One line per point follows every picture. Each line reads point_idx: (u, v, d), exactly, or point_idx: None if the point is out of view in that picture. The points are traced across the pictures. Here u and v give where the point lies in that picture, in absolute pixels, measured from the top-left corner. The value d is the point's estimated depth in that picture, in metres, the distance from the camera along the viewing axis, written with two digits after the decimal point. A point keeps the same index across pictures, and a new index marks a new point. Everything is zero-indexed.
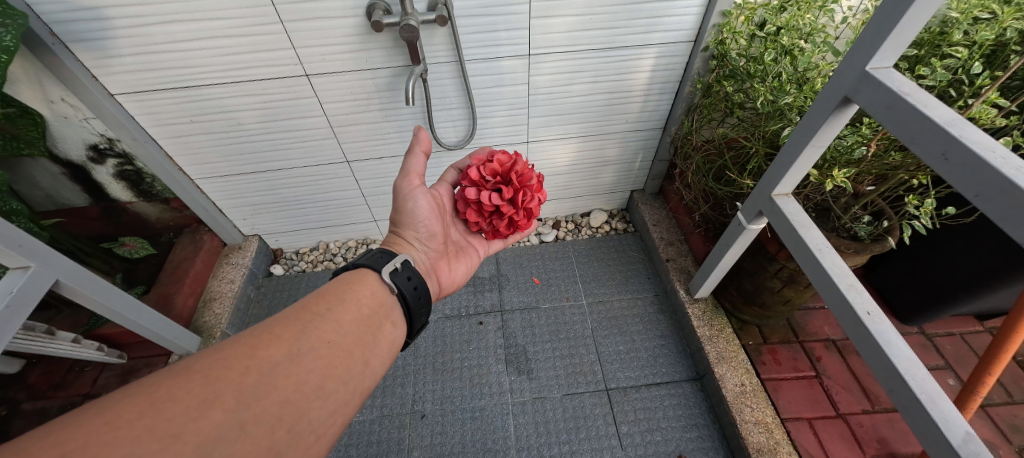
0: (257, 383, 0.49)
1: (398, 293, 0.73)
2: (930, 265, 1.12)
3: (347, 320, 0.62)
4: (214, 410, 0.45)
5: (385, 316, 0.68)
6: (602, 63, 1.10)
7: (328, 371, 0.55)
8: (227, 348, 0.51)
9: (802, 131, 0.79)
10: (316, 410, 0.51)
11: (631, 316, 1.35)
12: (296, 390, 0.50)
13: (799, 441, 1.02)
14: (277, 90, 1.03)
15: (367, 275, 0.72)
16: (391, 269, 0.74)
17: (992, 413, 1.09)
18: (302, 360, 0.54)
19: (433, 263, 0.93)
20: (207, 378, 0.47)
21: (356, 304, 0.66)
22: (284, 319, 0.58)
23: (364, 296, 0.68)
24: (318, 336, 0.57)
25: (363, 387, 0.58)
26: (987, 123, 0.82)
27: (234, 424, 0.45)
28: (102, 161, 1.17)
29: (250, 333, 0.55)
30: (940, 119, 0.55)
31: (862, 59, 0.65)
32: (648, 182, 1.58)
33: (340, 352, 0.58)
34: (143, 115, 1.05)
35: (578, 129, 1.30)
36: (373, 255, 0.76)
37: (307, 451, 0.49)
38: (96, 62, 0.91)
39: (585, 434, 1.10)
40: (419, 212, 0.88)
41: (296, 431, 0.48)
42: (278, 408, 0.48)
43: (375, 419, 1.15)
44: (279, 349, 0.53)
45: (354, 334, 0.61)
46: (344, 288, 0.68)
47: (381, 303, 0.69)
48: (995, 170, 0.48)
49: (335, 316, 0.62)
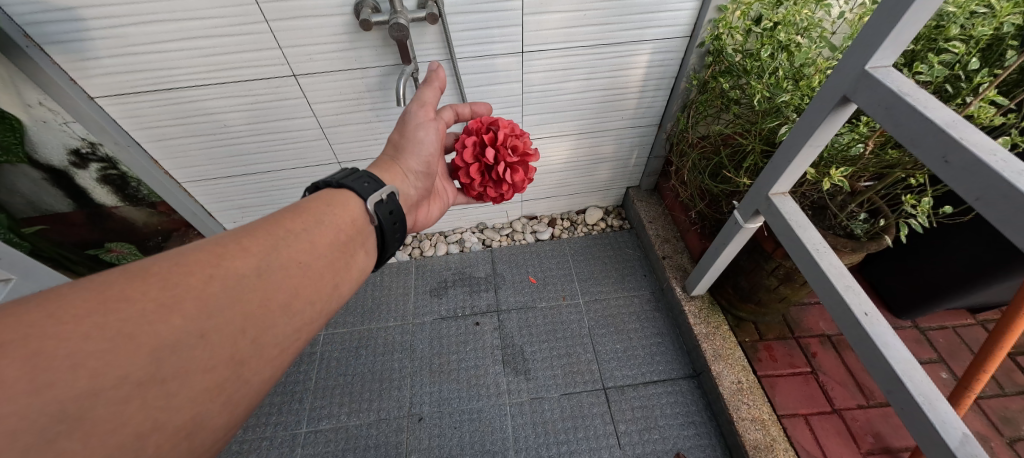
0: (222, 293, 0.44)
1: (377, 224, 0.68)
2: (925, 259, 1.12)
3: (322, 244, 0.57)
4: (173, 314, 0.40)
5: (360, 244, 0.64)
6: (596, 60, 1.08)
7: (298, 291, 0.51)
8: (189, 252, 0.46)
9: (799, 129, 0.79)
10: (281, 326, 0.49)
11: (627, 314, 1.35)
12: (262, 305, 0.47)
13: (796, 438, 1.03)
14: (263, 91, 1.00)
15: (348, 198, 0.66)
16: (377, 199, 0.68)
17: (985, 406, 1.11)
18: (272, 276, 0.49)
19: (421, 197, 0.89)
20: (165, 283, 0.42)
21: (333, 227, 0.60)
22: (252, 231, 0.52)
23: (341, 220, 0.62)
24: (290, 254, 0.53)
25: (330, 308, 0.56)
26: (987, 121, 0.81)
27: (191, 332, 0.40)
28: (85, 166, 1.13)
29: (215, 241, 0.49)
30: (940, 120, 0.55)
31: (862, 54, 0.63)
32: (644, 179, 1.56)
33: (312, 273, 0.54)
34: (125, 118, 1.02)
35: (573, 126, 1.28)
36: (357, 177, 0.70)
37: (272, 364, 0.47)
38: (73, 65, 0.88)
39: (584, 433, 1.11)
40: (425, 144, 0.85)
41: (261, 343, 0.46)
42: (243, 320, 0.45)
43: (372, 423, 1.14)
44: (247, 260, 0.49)
45: (328, 258, 0.57)
46: (322, 207, 0.62)
47: (359, 230, 0.65)
48: (996, 174, 0.48)
49: (310, 236, 0.56)
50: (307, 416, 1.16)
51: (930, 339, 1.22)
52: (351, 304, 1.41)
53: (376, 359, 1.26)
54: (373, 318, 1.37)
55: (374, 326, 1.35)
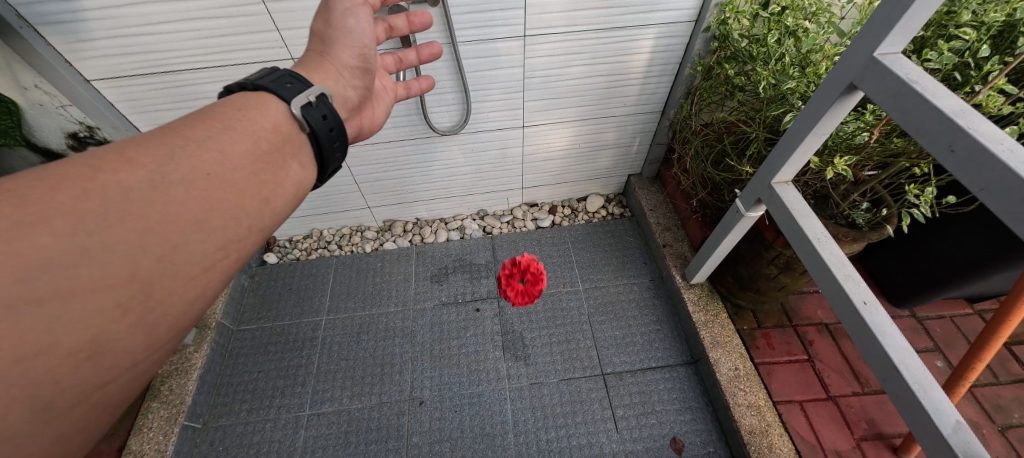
0: (103, 205, 0.37)
1: (309, 132, 0.58)
2: (925, 250, 1.12)
3: (237, 151, 0.49)
4: (37, 232, 0.33)
5: (290, 154, 0.55)
6: (600, 44, 1.06)
7: (212, 202, 0.44)
8: (58, 166, 0.38)
9: (804, 117, 0.78)
10: (197, 240, 0.42)
11: (627, 301, 1.36)
12: (164, 216, 0.40)
13: (791, 423, 1.05)
14: (261, 75, 0.99)
15: (270, 103, 0.56)
16: (305, 101, 0.57)
17: (978, 394, 1.12)
18: (172, 186, 0.42)
19: (362, 99, 0.77)
20: (23, 200, 0.34)
21: (251, 134, 0.51)
22: (144, 140, 0.44)
23: (262, 127, 0.53)
24: (196, 163, 0.45)
25: (260, 224, 0.49)
26: (995, 110, 0.80)
27: (71, 249, 0.34)
28: (84, 150, 1.13)
29: (93, 152, 0.41)
30: (948, 109, 0.54)
31: (871, 41, 0.62)
32: (646, 166, 1.55)
33: (229, 186, 0.46)
34: (123, 101, 1.01)
35: (575, 112, 1.27)
36: (280, 77, 0.59)
37: (190, 285, 0.42)
38: (69, 47, 0.87)
39: (582, 417, 1.13)
40: (357, 35, 0.71)
41: (169, 261, 0.40)
42: (138, 235, 0.38)
43: (373, 407, 1.16)
44: (138, 170, 0.41)
45: (247, 169, 0.49)
46: (234, 114, 0.52)
47: (287, 138, 0.55)
48: (1003, 165, 0.47)
49: (219, 144, 0.48)
50: (309, 399, 1.18)
51: (926, 328, 1.22)
52: (352, 290, 1.42)
53: (377, 344, 1.28)
54: (374, 304, 1.38)
55: (375, 311, 1.36)
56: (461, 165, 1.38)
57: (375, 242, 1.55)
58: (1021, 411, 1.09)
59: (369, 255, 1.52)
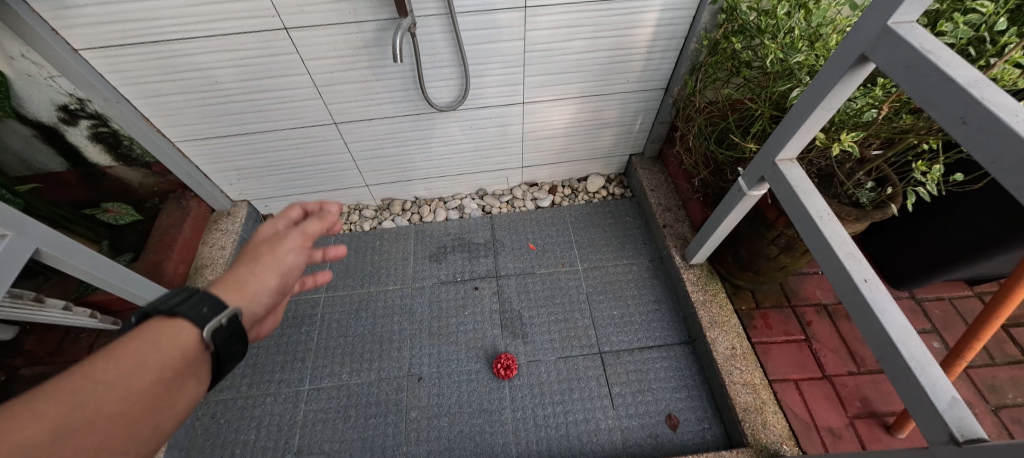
0: None
1: (213, 356, 0.48)
2: (927, 232, 1.11)
3: (129, 393, 0.39)
4: None
5: (188, 375, 0.45)
6: (604, 17, 1.02)
7: None
8: None
9: (812, 93, 0.76)
10: None
11: (626, 281, 1.36)
12: None
13: (785, 401, 1.06)
14: (254, 46, 0.96)
15: (176, 323, 0.46)
16: (218, 324, 0.47)
17: (972, 374, 1.13)
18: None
19: (263, 316, 0.61)
20: None
21: (147, 368, 0.41)
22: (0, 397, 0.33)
23: (160, 356, 0.43)
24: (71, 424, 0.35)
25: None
26: (1008, 85, 0.78)
27: None
28: (75, 123, 1.11)
29: None
30: (962, 80, 0.52)
31: (884, 9, 0.60)
32: (648, 145, 1.53)
33: (109, 446, 0.37)
34: (112, 72, 0.98)
35: (576, 88, 1.24)
36: (193, 300, 0.48)
37: None
38: (54, 14, 0.84)
39: (578, 394, 1.14)
40: (281, 264, 0.61)
41: None
42: None
43: (372, 382, 1.17)
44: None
45: (131, 411, 0.39)
46: (122, 346, 0.42)
47: (188, 361, 0.46)
48: (1014, 134, 0.45)
49: (110, 391, 0.38)
50: (309, 374, 1.19)
51: (925, 310, 1.23)
52: (351, 268, 1.42)
53: (376, 321, 1.28)
54: (374, 282, 1.38)
55: (374, 289, 1.36)
56: (460, 142, 1.36)
57: (374, 221, 1.54)
58: (1015, 391, 1.10)
59: (368, 233, 1.51)
